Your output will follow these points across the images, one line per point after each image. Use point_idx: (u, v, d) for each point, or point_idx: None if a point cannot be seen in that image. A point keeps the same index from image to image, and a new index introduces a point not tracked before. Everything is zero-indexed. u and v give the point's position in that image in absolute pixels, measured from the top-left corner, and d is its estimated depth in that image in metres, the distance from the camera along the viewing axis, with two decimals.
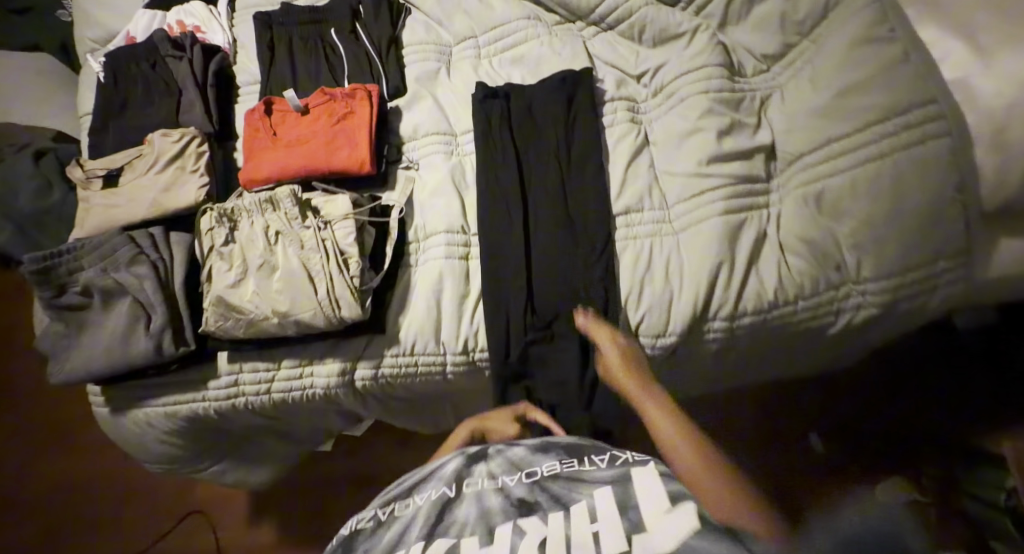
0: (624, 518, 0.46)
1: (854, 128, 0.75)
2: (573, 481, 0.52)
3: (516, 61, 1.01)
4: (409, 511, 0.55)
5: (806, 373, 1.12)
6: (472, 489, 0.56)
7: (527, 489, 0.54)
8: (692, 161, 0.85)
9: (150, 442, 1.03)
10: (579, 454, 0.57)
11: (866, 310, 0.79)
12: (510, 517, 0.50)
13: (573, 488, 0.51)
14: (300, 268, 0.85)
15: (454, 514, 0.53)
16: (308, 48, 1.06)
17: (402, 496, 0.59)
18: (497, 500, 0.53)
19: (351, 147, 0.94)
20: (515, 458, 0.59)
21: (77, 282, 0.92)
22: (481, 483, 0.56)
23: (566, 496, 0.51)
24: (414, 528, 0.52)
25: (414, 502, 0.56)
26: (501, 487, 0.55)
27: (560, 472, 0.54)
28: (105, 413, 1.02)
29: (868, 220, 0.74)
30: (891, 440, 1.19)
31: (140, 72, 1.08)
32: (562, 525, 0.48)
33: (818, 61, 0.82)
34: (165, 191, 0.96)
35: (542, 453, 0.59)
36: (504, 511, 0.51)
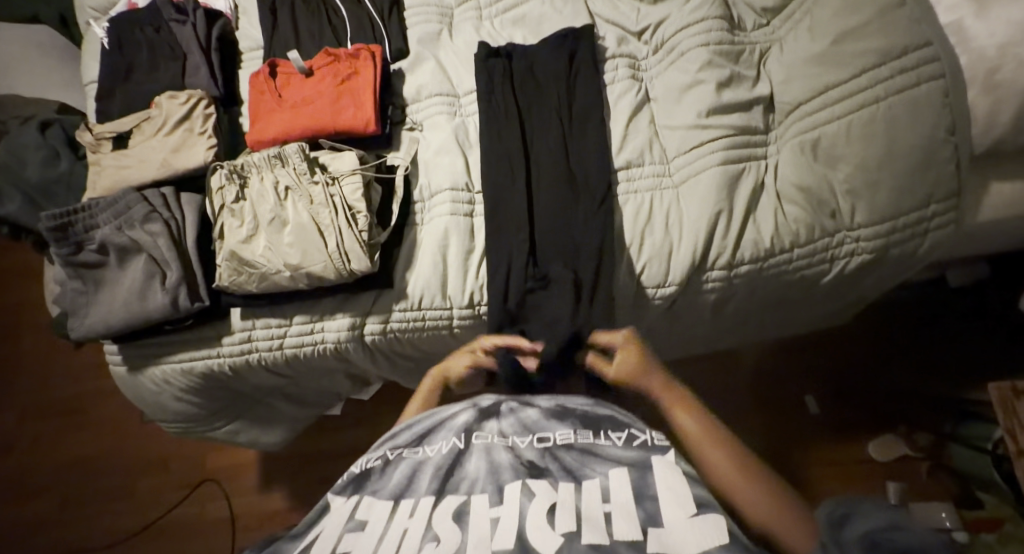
0: (640, 509, 0.48)
1: (851, 75, 0.77)
2: (587, 456, 0.56)
3: (517, 22, 1.02)
4: (422, 457, 0.61)
5: (804, 329, 1.15)
6: (483, 444, 0.61)
7: (538, 454, 0.58)
8: (692, 114, 0.86)
9: (167, 399, 1.07)
10: (596, 424, 0.59)
11: (860, 256, 0.82)
12: (519, 476, 0.55)
13: (586, 464, 0.55)
14: (310, 223, 0.87)
15: (466, 469, 0.59)
16: (311, 12, 1.07)
17: (415, 439, 0.65)
18: (506, 458, 0.58)
19: (356, 107, 0.96)
20: (528, 419, 0.63)
21: (94, 241, 0.94)
22: (493, 440, 0.61)
23: (579, 470, 0.55)
24: (426, 474, 0.59)
25: (428, 450, 0.62)
26: (512, 447, 0.60)
27: (573, 443, 0.58)
28: (123, 371, 1.05)
29: (863, 164, 0.77)
30: (888, 395, 1.22)
31: (143, 37, 1.09)
32: (573, 496, 0.52)
33: (816, 12, 0.84)
34: (174, 152, 0.98)
35: (557, 420, 0.62)
36: (513, 469, 0.56)
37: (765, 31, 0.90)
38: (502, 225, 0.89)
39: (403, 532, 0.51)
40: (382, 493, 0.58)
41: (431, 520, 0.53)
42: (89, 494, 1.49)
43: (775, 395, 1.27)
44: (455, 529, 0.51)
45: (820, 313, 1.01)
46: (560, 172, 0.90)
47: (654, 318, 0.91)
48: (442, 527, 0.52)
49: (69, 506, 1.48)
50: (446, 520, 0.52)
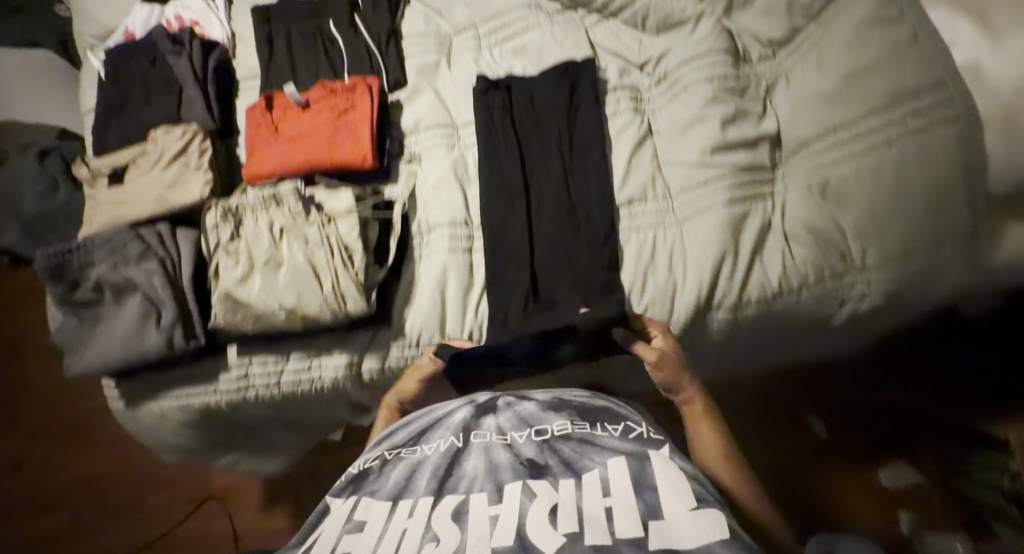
0: (641, 502, 0.48)
1: (859, 115, 0.74)
2: (586, 446, 0.57)
3: (516, 52, 0.99)
4: (419, 455, 0.62)
5: (814, 360, 1.11)
6: (480, 440, 0.62)
7: (537, 447, 0.59)
8: (696, 151, 0.84)
9: (166, 433, 1.06)
10: (592, 418, 0.62)
11: (872, 298, 0.79)
12: (518, 474, 0.55)
13: (586, 454, 0.56)
14: (305, 265, 0.85)
15: (463, 465, 0.59)
16: (307, 43, 1.05)
17: (411, 439, 0.66)
18: (504, 454, 0.59)
19: (353, 141, 0.94)
20: (525, 413, 0.65)
21: (89, 279, 0.92)
22: (490, 436, 0.62)
23: (578, 462, 0.55)
24: (423, 473, 0.59)
25: (425, 448, 0.63)
26: (510, 442, 0.60)
27: (571, 433, 0.59)
28: (122, 405, 1.04)
29: (873, 206, 0.74)
30: (898, 416, 1.18)
31: (140, 69, 1.08)
32: (574, 493, 0.51)
33: (825, 46, 0.80)
34: (170, 188, 0.97)
35: (554, 411, 0.64)
36: (512, 466, 0.56)
37: (771, 64, 0.87)
38: (503, 260, 0.87)
39: (400, 532, 0.50)
40: (380, 494, 0.58)
41: (429, 518, 0.52)
42: (95, 514, 1.49)
43: (780, 417, 1.26)
44: (453, 529, 0.49)
45: (830, 344, 0.99)
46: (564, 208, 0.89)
47: None
48: (440, 526, 0.50)
49: (76, 526, 1.48)
50: (444, 519, 0.51)
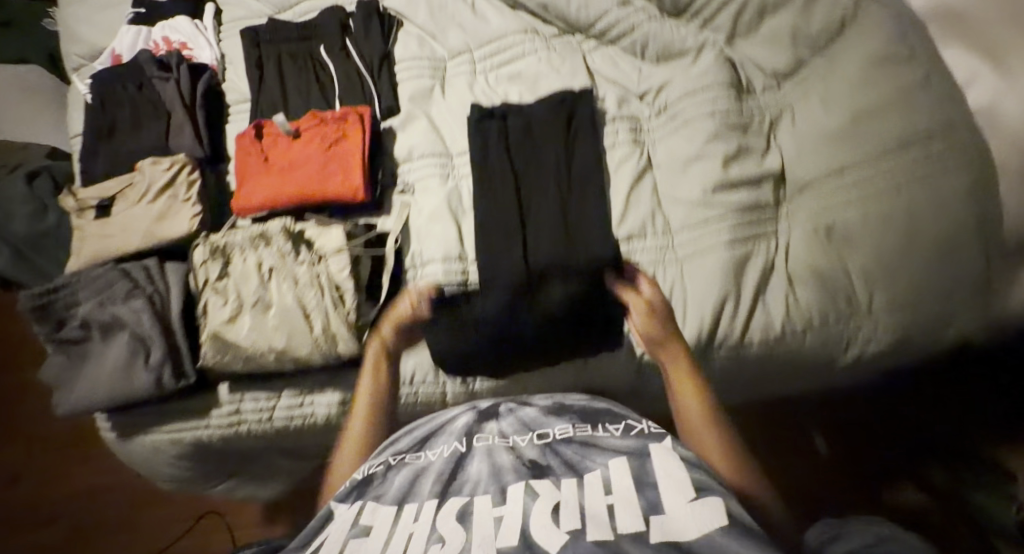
0: (642, 498, 0.51)
1: (868, 159, 0.72)
2: (586, 449, 0.60)
3: (512, 78, 0.96)
4: (422, 461, 0.63)
5: (820, 389, 1.08)
6: (484, 445, 0.64)
7: (538, 450, 0.62)
8: (697, 189, 0.81)
9: (160, 465, 1.04)
10: (593, 421, 0.65)
11: (876, 342, 0.77)
12: (521, 476, 0.58)
13: (587, 456, 0.59)
14: (294, 305, 0.83)
15: (467, 469, 0.61)
16: (296, 67, 1.02)
17: (413, 444, 0.68)
18: (507, 457, 0.61)
19: (344, 172, 0.91)
20: (526, 419, 0.69)
21: (76, 316, 0.90)
22: (493, 440, 0.65)
23: (579, 463, 0.59)
24: (428, 476, 0.61)
25: (427, 454, 0.65)
26: (512, 446, 0.63)
27: (572, 437, 0.63)
28: (112, 437, 1.01)
29: (881, 253, 0.72)
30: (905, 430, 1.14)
31: (125, 95, 1.05)
32: (575, 493, 0.54)
33: (831, 82, 0.77)
34: (159, 221, 0.95)
35: (555, 417, 0.68)
36: (515, 469, 0.59)
37: (775, 96, 0.84)
38: (499, 299, 0.81)
39: (409, 533, 0.52)
40: (385, 497, 0.59)
41: (435, 518, 0.54)
42: (93, 530, 1.48)
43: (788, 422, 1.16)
44: (458, 529, 0.52)
45: (832, 379, 0.96)
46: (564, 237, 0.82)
47: (655, 388, 0.88)
48: (446, 527, 0.52)
49: (75, 541, 1.47)
50: (450, 519, 0.53)
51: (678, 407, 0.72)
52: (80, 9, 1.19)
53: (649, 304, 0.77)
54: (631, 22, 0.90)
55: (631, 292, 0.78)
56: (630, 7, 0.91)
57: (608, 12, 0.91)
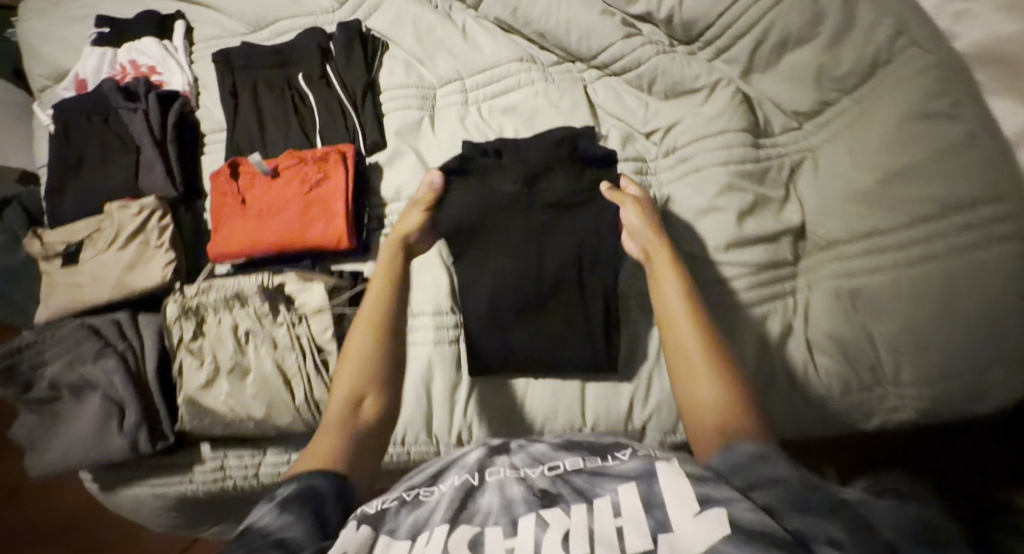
0: (649, 518, 0.38)
1: (901, 223, 0.64)
2: (598, 476, 0.43)
3: (507, 110, 0.88)
4: (434, 498, 0.45)
5: None
6: (494, 478, 0.46)
7: (549, 481, 0.44)
8: (708, 245, 0.75)
9: (145, 514, 0.97)
10: (601, 450, 0.47)
11: (904, 413, 0.69)
12: (533, 508, 0.41)
13: (597, 483, 0.43)
14: (274, 371, 0.78)
15: (477, 501, 0.44)
16: (273, 97, 0.94)
17: (423, 479, 0.49)
18: (518, 490, 0.44)
19: (326, 218, 0.84)
20: (537, 453, 0.49)
21: (44, 377, 0.85)
22: (503, 471, 0.47)
23: (589, 489, 0.42)
24: (436, 512, 0.43)
25: (438, 488, 0.46)
26: (523, 477, 0.45)
27: (582, 467, 0.45)
28: (94, 487, 0.94)
29: (910, 324, 0.64)
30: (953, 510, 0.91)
31: (92, 126, 0.98)
32: (586, 519, 0.39)
33: (861, 130, 0.70)
34: (129, 269, 0.88)
35: (566, 450, 0.49)
36: (525, 500, 0.42)
37: (794, 136, 0.78)
38: (499, 355, 0.79)
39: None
40: (398, 535, 0.42)
41: (447, 545, 0.39)
42: None
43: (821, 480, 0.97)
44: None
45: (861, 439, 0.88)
46: (567, 286, 0.78)
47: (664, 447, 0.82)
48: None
49: None
50: (462, 547, 0.39)
51: (658, 300, 0.64)
52: (41, 26, 1.10)
53: (639, 201, 0.74)
54: (638, 54, 0.82)
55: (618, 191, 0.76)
56: (636, 36, 0.83)
57: (613, 42, 0.83)
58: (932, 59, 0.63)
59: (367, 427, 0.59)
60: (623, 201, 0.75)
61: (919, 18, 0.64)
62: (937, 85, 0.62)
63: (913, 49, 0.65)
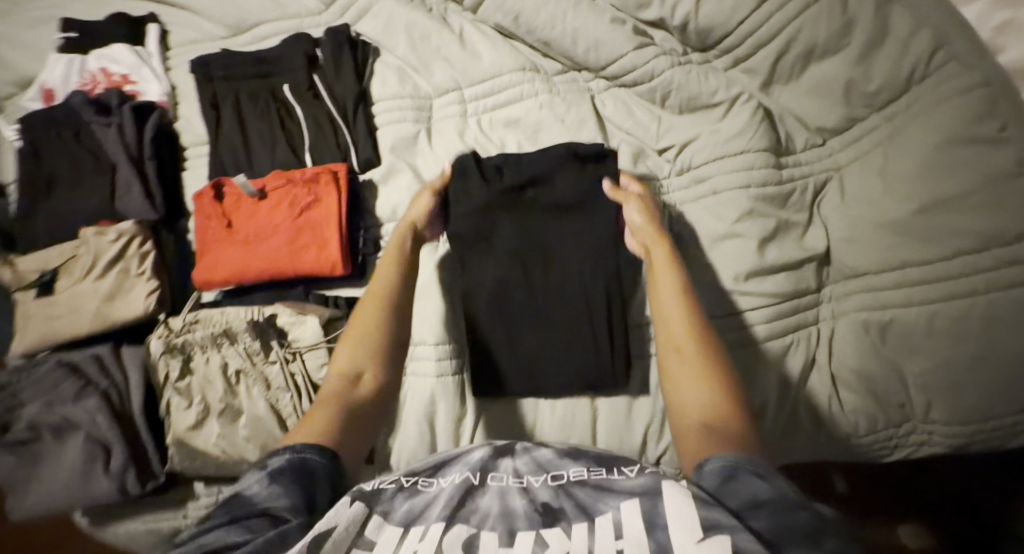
0: (650, 540, 0.37)
1: (939, 256, 0.60)
2: (602, 491, 0.43)
3: (510, 124, 0.82)
4: (432, 490, 0.46)
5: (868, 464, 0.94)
6: (496, 483, 0.47)
7: (551, 493, 0.45)
8: (728, 273, 0.71)
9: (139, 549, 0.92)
10: (607, 463, 0.47)
11: (931, 447, 0.66)
12: (534, 525, 0.41)
13: (600, 499, 0.42)
14: (267, 412, 0.73)
15: (476, 501, 0.44)
16: (258, 109, 0.88)
17: (424, 469, 0.50)
18: (521, 502, 0.44)
19: (319, 244, 0.79)
20: (542, 459, 0.50)
21: (22, 418, 0.80)
22: (507, 479, 0.47)
23: (591, 505, 0.42)
24: (434, 504, 0.44)
25: (437, 481, 0.47)
26: (526, 487, 0.46)
27: (586, 480, 0.45)
28: (85, 522, 0.89)
29: (946, 364, 0.60)
30: None
31: (62, 141, 0.91)
32: (587, 540, 0.39)
33: (894, 152, 0.65)
34: (109, 300, 0.83)
35: (571, 459, 0.49)
36: (527, 515, 0.42)
37: (818, 153, 0.74)
38: (507, 387, 0.75)
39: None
40: (392, 519, 0.43)
41: (440, 542, 0.39)
42: None
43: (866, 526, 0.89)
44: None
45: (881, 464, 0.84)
46: (577, 313, 0.74)
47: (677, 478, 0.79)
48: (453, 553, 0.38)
49: None
50: (456, 547, 0.39)
51: (662, 319, 0.62)
52: (2, 28, 1.02)
53: (644, 201, 0.72)
54: (651, 66, 0.77)
55: (620, 191, 0.73)
56: (649, 47, 0.77)
57: (624, 54, 0.78)
58: (977, 77, 0.57)
59: (364, 406, 0.58)
60: (626, 202, 0.72)
61: (961, 32, 0.58)
62: (983, 107, 0.57)
63: (953, 65, 0.59)
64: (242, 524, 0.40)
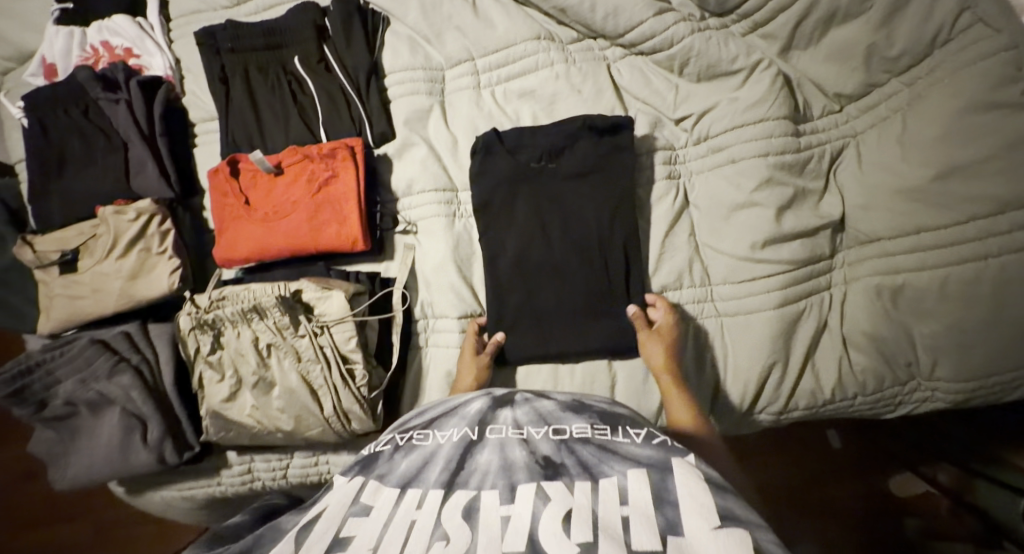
0: (659, 515, 0.40)
1: (953, 221, 0.62)
2: (607, 452, 0.46)
3: (524, 95, 0.82)
4: (429, 445, 0.50)
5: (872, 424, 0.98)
6: (495, 436, 0.49)
7: (554, 447, 0.48)
8: (744, 243, 0.72)
9: (177, 514, 0.97)
10: (612, 421, 0.50)
11: (934, 403, 0.69)
12: (534, 478, 0.45)
13: (605, 461, 0.46)
14: (299, 384, 0.76)
15: (475, 459, 0.48)
16: (270, 83, 0.87)
17: (418, 423, 0.53)
18: (521, 454, 0.47)
19: (339, 220, 0.79)
20: (543, 410, 0.52)
21: (58, 395, 0.83)
22: (506, 431, 0.50)
23: (596, 467, 0.45)
24: (433, 463, 0.48)
25: (434, 435, 0.51)
26: (526, 439, 0.49)
27: (589, 438, 0.48)
28: (123, 491, 0.93)
29: (957, 325, 0.61)
30: None
31: (69, 119, 0.90)
32: (589, 498, 0.42)
33: (912, 119, 0.66)
34: (133, 278, 0.84)
35: (573, 412, 0.51)
36: (527, 467, 0.46)
37: (836, 120, 0.75)
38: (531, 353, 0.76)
39: (408, 522, 0.42)
40: (390, 482, 0.47)
41: (439, 513, 0.43)
42: None
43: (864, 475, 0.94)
44: (464, 526, 0.42)
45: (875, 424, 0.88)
46: (596, 284, 0.75)
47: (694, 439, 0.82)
48: (452, 524, 0.42)
49: None
50: (455, 517, 0.42)
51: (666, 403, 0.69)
52: None
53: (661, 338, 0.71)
54: (670, 33, 0.76)
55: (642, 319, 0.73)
56: (668, 13, 0.76)
57: (643, 20, 0.77)
58: (1002, 40, 0.58)
59: None
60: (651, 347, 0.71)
61: None
62: (1006, 70, 0.57)
63: (977, 27, 0.60)
64: (252, 535, 0.47)
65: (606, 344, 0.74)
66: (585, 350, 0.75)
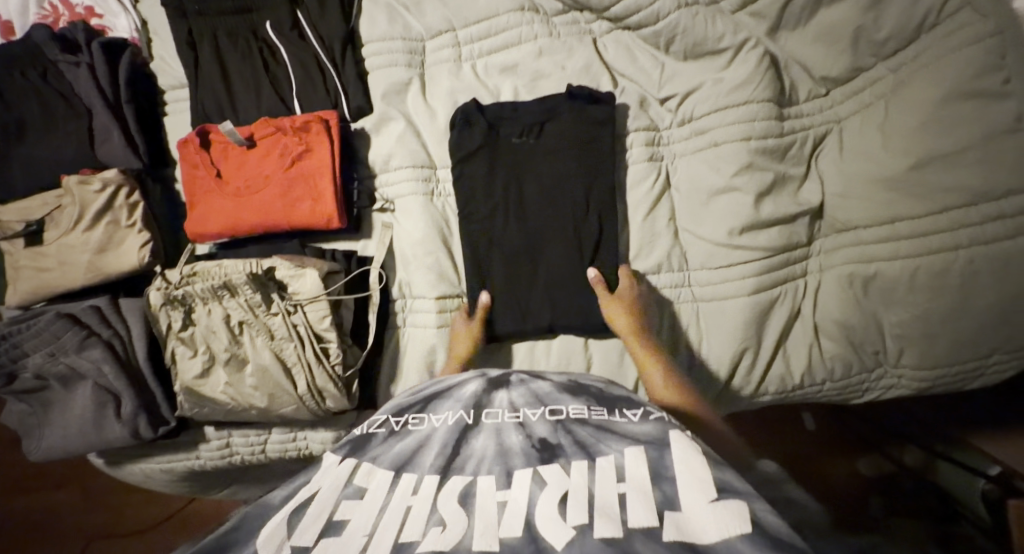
0: (656, 490, 0.38)
1: (926, 210, 0.62)
2: (604, 432, 0.44)
3: (505, 70, 0.80)
4: (424, 429, 0.47)
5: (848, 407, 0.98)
6: (491, 421, 0.47)
7: (550, 428, 0.45)
8: (722, 229, 0.72)
9: (155, 485, 0.97)
10: (608, 403, 0.47)
11: (899, 389, 0.71)
12: (531, 463, 0.43)
13: (602, 439, 0.43)
14: (274, 362, 0.75)
15: (471, 444, 0.45)
16: (240, 49, 0.83)
17: (412, 404, 0.50)
18: (517, 439, 0.45)
19: (313, 197, 0.77)
20: (540, 392, 0.50)
21: (27, 368, 0.81)
22: (502, 416, 0.47)
23: (593, 446, 0.43)
24: (427, 448, 0.45)
25: (428, 418, 0.48)
26: (523, 422, 0.46)
27: (587, 418, 0.45)
28: (100, 463, 0.93)
29: (924, 315, 0.62)
30: None
31: (25, 81, 0.85)
32: (586, 480, 0.40)
33: (895, 104, 0.65)
34: (100, 252, 0.82)
35: (570, 393, 0.49)
36: (524, 452, 0.43)
37: (820, 104, 0.73)
38: (504, 327, 0.76)
39: (404, 508, 0.40)
40: (381, 464, 0.45)
41: (436, 498, 0.41)
42: None
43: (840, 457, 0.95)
44: (461, 512, 0.40)
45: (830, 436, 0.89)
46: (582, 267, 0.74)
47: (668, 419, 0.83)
48: (448, 509, 0.40)
49: None
50: (451, 502, 0.40)
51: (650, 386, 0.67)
52: None
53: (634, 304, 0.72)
54: (656, 8, 0.73)
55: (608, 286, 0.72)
56: None
57: None
58: (989, 26, 0.57)
59: None
60: (609, 300, 0.72)
61: None
62: (990, 58, 0.56)
63: (966, 10, 0.60)
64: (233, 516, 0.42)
65: (585, 325, 0.74)
66: (569, 326, 0.75)
